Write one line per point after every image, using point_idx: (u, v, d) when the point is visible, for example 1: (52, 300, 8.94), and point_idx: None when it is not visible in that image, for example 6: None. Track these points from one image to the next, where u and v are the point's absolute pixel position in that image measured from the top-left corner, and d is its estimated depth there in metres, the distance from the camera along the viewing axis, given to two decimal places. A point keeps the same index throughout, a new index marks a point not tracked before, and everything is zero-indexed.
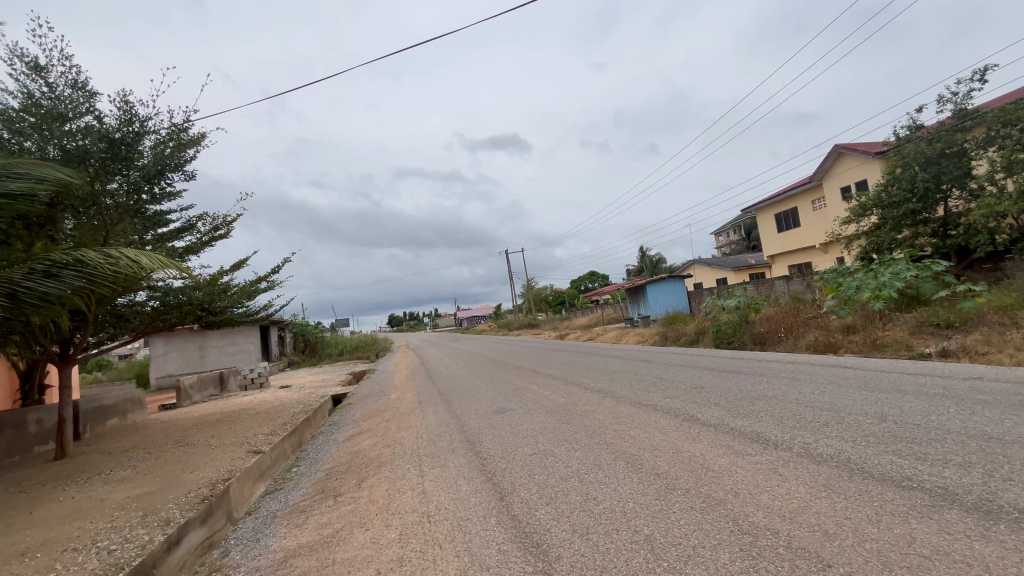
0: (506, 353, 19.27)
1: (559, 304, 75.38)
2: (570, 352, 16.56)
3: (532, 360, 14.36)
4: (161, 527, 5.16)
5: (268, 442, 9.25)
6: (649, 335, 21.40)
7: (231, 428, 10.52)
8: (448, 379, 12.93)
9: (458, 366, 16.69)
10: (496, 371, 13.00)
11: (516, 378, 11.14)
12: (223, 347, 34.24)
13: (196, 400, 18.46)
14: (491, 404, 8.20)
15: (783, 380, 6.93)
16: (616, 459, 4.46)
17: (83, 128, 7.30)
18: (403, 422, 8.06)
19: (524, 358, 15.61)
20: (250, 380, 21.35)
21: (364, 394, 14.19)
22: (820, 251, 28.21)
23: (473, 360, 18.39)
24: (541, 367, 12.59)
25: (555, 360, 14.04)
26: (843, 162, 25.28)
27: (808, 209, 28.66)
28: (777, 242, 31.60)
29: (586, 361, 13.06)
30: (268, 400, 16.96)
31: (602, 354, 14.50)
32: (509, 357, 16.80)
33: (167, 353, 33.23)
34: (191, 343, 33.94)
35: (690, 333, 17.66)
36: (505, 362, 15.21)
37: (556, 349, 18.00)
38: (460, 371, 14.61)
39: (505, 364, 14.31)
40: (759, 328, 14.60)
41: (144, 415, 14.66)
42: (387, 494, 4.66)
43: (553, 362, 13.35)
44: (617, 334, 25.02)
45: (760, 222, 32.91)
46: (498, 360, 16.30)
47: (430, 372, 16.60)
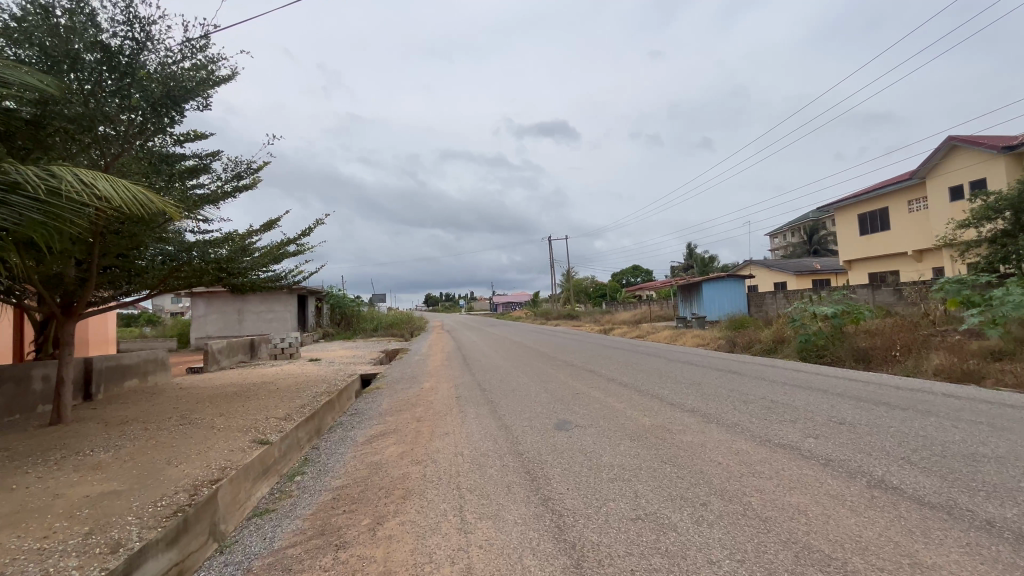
0: (551, 345, 17.50)
1: (600, 297, 72.69)
2: (625, 350, 14.62)
3: (583, 358, 12.53)
4: (102, 560, 3.72)
5: (279, 429, 7.92)
6: (711, 339, 19.04)
7: (244, 406, 9.26)
8: (489, 371, 11.28)
9: (499, 356, 15.07)
10: (544, 367, 11.25)
11: (571, 378, 9.34)
12: (260, 313, 34.15)
13: (223, 366, 17.78)
14: (547, 414, 6.45)
15: (976, 425, 4.85)
16: (804, 567, 2.54)
17: (74, 30, 5.95)
18: (437, 427, 6.42)
19: (574, 354, 13.81)
20: (280, 350, 20.57)
21: (394, 378, 12.80)
22: (912, 258, 25.15)
23: (514, 350, 16.72)
24: (597, 366, 10.75)
25: (611, 358, 12.18)
26: (957, 156, 21.80)
27: (904, 211, 25.16)
28: (858, 245, 28.20)
29: (649, 363, 11.15)
30: (295, 374, 15.90)
31: (665, 357, 12.51)
32: (556, 351, 15.02)
33: (207, 314, 33.88)
34: (230, 307, 34.12)
35: (765, 341, 15.30)
36: (553, 356, 13.45)
37: (607, 347, 16.10)
38: (501, 362, 12.96)
39: (553, 360, 12.55)
40: (862, 343, 12.14)
41: (166, 378, 13.86)
42: (411, 565, 3.00)
43: (609, 362, 11.50)
44: (670, 335, 22.74)
45: (840, 223, 29.45)
46: (543, 353, 14.56)
47: (469, 360, 15.06)
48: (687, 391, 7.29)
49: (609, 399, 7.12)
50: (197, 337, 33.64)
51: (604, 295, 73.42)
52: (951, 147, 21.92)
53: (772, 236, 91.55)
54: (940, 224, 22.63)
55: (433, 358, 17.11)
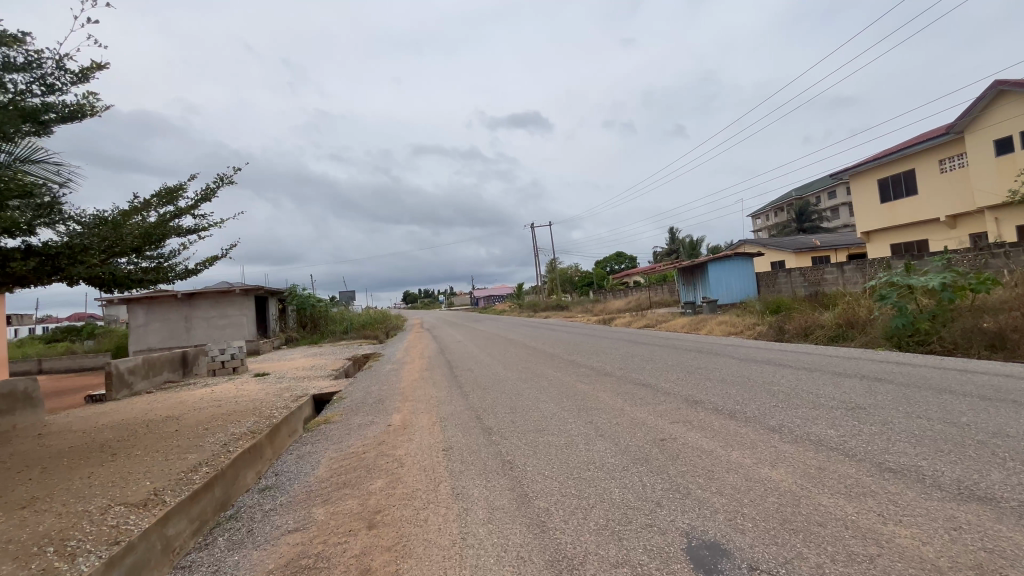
0: (551, 343, 14.21)
1: (586, 285, 69.61)
2: (652, 346, 11.44)
3: (610, 361, 9.21)
4: None
5: (117, 534, 4.30)
6: (744, 327, 15.94)
7: (90, 479, 5.57)
8: (488, 390, 7.81)
9: (494, 362, 11.63)
10: (567, 379, 7.85)
11: (620, 402, 5.92)
12: (211, 320, 29.87)
13: (139, 390, 13.84)
14: (646, 514, 2.99)
15: None
16: None
17: None
18: (406, 559, 2.88)
19: (593, 354, 10.57)
20: (221, 365, 16.65)
21: (356, 403, 9.18)
22: (944, 225, 22.76)
23: (511, 352, 13.32)
24: (642, 376, 7.42)
25: (652, 360, 8.92)
26: (1002, 104, 19.21)
27: (935, 171, 22.60)
28: (878, 214, 25.64)
29: (710, 365, 7.95)
30: (228, 397, 12.07)
31: (714, 353, 9.40)
32: (566, 352, 11.65)
33: (149, 324, 29.57)
34: (176, 313, 29.80)
35: (828, 325, 12.23)
36: (566, 360, 10.13)
37: (625, 342, 12.89)
38: (501, 373, 9.52)
39: (569, 366, 9.22)
40: (986, 322, 9.07)
41: (35, 419, 9.98)
42: None
43: (651, 366, 8.20)
44: (689, 322, 19.60)
45: (855, 190, 26.85)
46: (550, 355, 11.26)
47: (456, 368, 11.54)
48: (874, 432, 3.94)
49: (741, 459, 3.68)
50: (139, 350, 29.30)
51: (591, 283, 70.42)
52: (997, 94, 19.33)
53: (756, 216, 90.23)
54: (984, 181, 20.09)
55: (410, 368, 13.50)
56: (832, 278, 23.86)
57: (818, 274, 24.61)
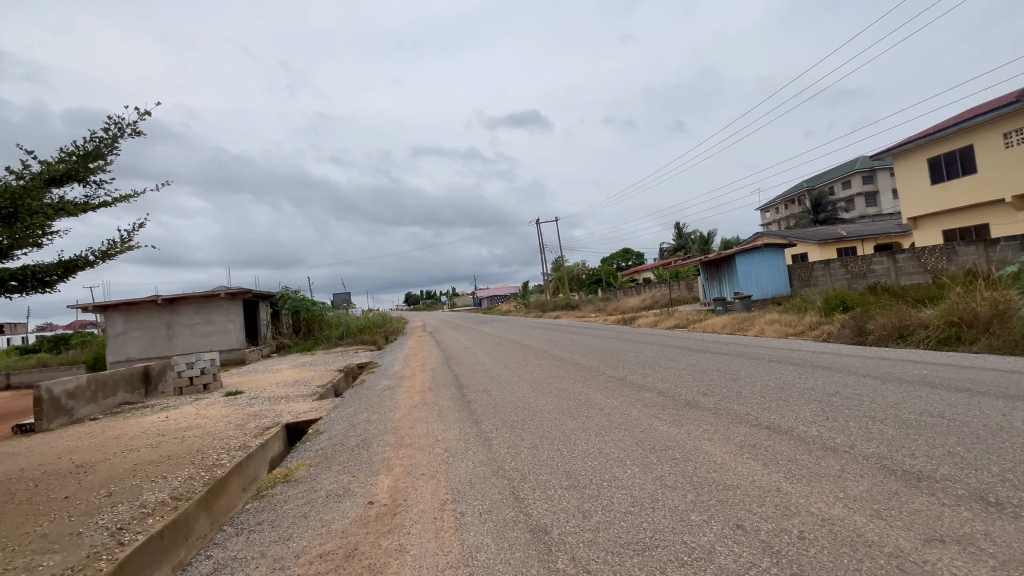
0: (578, 351, 11.73)
1: (594, 283, 67.13)
2: (716, 355, 8.98)
3: (678, 382, 6.73)
4: None
5: None
6: (807, 326, 13.40)
7: None
8: (518, 431, 5.35)
9: (515, 378, 9.18)
10: (634, 414, 5.38)
11: (761, 472, 3.43)
12: (195, 327, 27.50)
13: (82, 416, 11.43)
14: None
15: None
16: None
17: None
18: None
19: (644, 368, 8.11)
20: (188, 383, 14.17)
21: (334, 443, 6.72)
22: (1010, 207, 20.45)
23: (531, 363, 10.84)
24: (749, 410, 4.95)
25: (741, 379, 6.45)
26: None
27: (998, 147, 20.19)
28: (928, 198, 23.18)
29: (838, 388, 5.49)
30: (181, 424, 9.63)
31: (816, 366, 6.94)
32: (604, 364, 9.22)
33: (128, 332, 27.22)
34: (157, 320, 27.43)
35: (932, 324, 9.76)
36: (612, 378, 7.68)
37: (673, 349, 10.41)
38: (528, 398, 7.09)
39: (622, 389, 6.75)
40: None
41: None
42: None
43: (748, 391, 5.73)
44: (730, 322, 17.12)
45: (900, 171, 24.42)
46: (585, 370, 8.82)
47: (468, 386, 9.13)
48: None
49: None
50: (117, 361, 26.95)
51: (598, 280, 67.91)
52: None
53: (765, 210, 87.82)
54: None
55: (411, 383, 11.09)
56: (881, 269, 21.38)
57: (863, 265, 22.19)
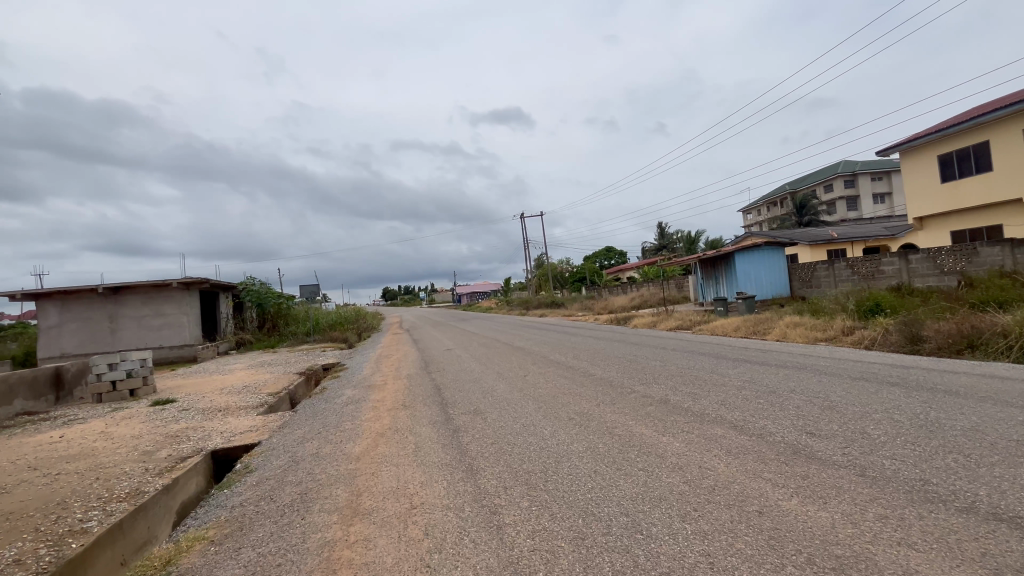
0: (585, 357, 9.76)
1: (578, 280, 65.62)
2: (766, 366, 7.16)
3: (752, 411, 4.83)
4: None
5: None
6: (840, 332, 11.77)
7: None
8: (547, 500, 3.35)
9: (514, 392, 7.17)
10: (725, 471, 3.47)
11: None
12: (142, 320, 24.59)
13: None
14: None
15: None
16: None
17: None
18: None
19: (687, 386, 6.20)
20: (110, 390, 11.66)
21: (261, 494, 4.63)
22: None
23: (530, 371, 8.84)
24: (924, 475, 3.07)
25: (845, 408, 4.61)
26: None
27: (1016, 144, 19.14)
28: (937, 195, 22.19)
29: (1018, 430, 3.69)
30: (73, 448, 7.32)
31: (929, 389, 5.15)
32: (626, 375, 7.32)
33: (64, 325, 24.17)
34: (97, 312, 24.40)
35: (1013, 331, 8.19)
36: (649, 400, 5.76)
37: (703, 357, 8.55)
38: (541, 429, 5.10)
39: (674, 419, 4.83)
40: None
41: None
42: None
43: (880, 433, 3.87)
44: (742, 324, 15.51)
45: (910, 166, 23.26)
46: (604, 385, 6.87)
47: (455, 402, 7.11)
48: None
49: None
50: (50, 357, 23.91)
51: (582, 278, 66.40)
52: None
53: (747, 211, 87.92)
54: None
55: (384, 393, 9.00)
56: (891, 270, 20.20)
57: (871, 265, 20.99)
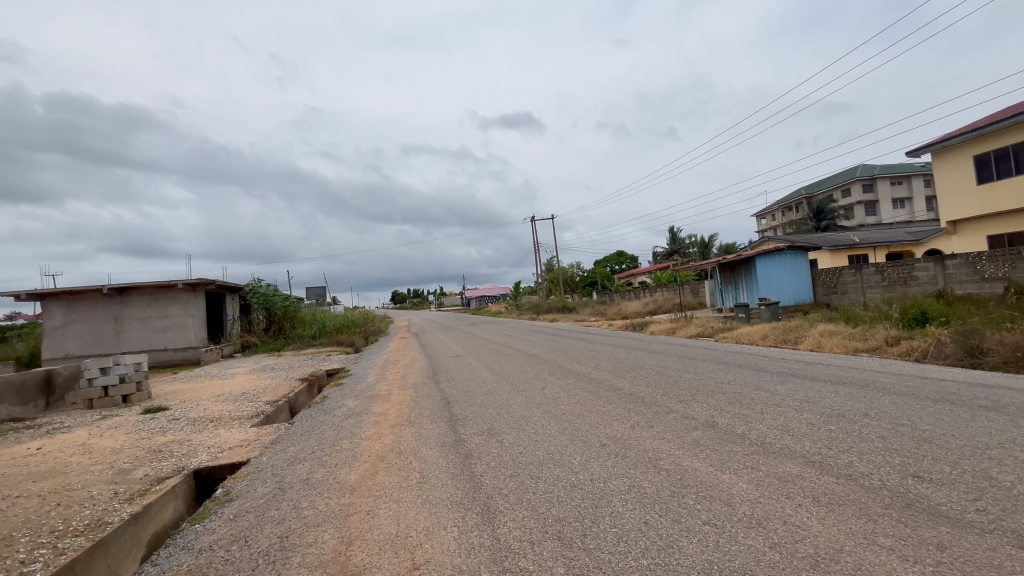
0: (607, 367, 8.94)
1: (588, 285, 64.70)
2: (819, 382, 6.29)
3: (827, 441, 3.99)
4: None
5: None
6: (884, 343, 10.81)
7: None
8: (591, 569, 2.55)
9: (532, 408, 6.37)
10: (824, 531, 2.64)
11: None
12: (147, 321, 24.17)
13: None
14: None
15: None
16: None
17: None
18: None
19: (735, 406, 5.37)
20: (101, 395, 11.05)
21: (237, 532, 3.90)
22: None
23: (548, 383, 8.03)
24: None
25: (944, 440, 3.78)
26: None
27: None
28: (974, 199, 21.04)
29: None
30: (47, 463, 6.66)
31: None
32: (658, 391, 6.49)
33: (69, 325, 23.84)
34: (102, 312, 24.02)
35: None
36: (693, 422, 4.94)
37: (741, 370, 7.69)
38: (569, 458, 4.29)
39: (731, 450, 4.01)
40: None
41: None
42: None
43: (1013, 480, 3.04)
44: (768, 332, 14.61)
45: (943, 169, 22.17)
46: (635, 402, 6.05)
47: (465, 418, 6.35)
48: None
49: None
50: (54, 358, 23.56)
51: (593, 283, 65.46)
52: None
53: (761, 216, 86.44)
54: None
55: (388, 404, 8.29)
56: (925, 276, 19.11)
57: (903, 270, 19.91)
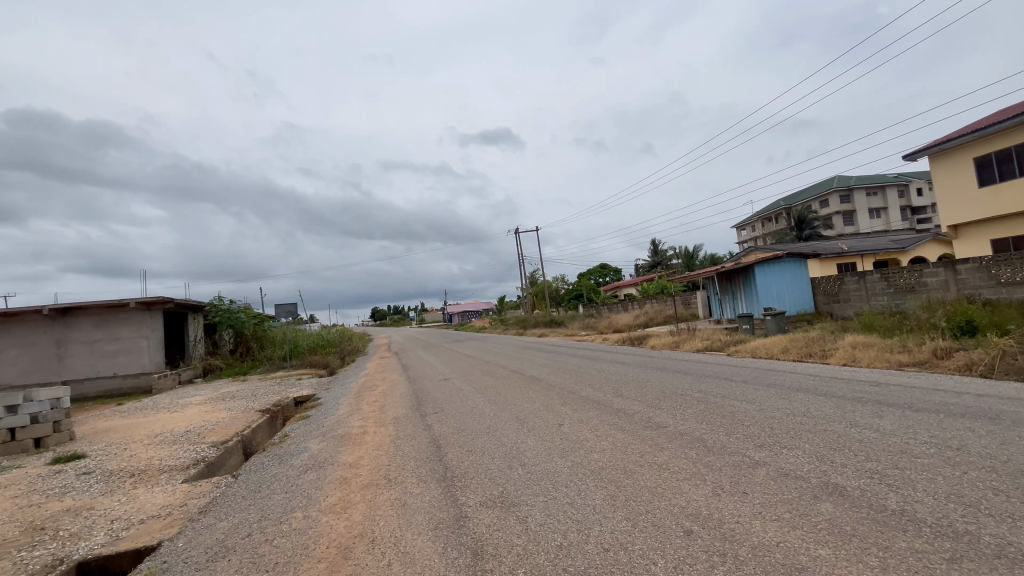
0: (630, 393, 7.32)
1: (574, 298, 63.49)
2: (929, 414, 4.81)
3: None
4: None
5: None
6: (933, 355, 9.56)
7: None
8: None
9: (555, 458, 4.72)
10: None
11: None
12: (94, 345, 21.68)
13: None
14: None
15: None
16: None
17: None
18: None
19: (849, 456, 3.82)
20: (5, 440, 8.92)
21: None
22: None
23: (564, 416, 6.37)
24: None
25: None
26: None
27: None
28: (978, 202, 20.40)
29: None
30: None
31: None
32: (719, 431, 4.91)
33: (3, 352, 21.17)
34: (42, 336, 21.45)
35: None
36: (809, 487, 3.37)
37: (803, 395, 6.19)
38: (649, 566, 2.65)
39: (920, 555, 2.43)
40: None
41: None
42: None
43: None
44: (786, 344, 13.30)
45: (942, 172, 21.59)
46: (698, 449, 4.44)
47: (466, 473, 4.65)
48: None
49: None
50: None
51: (578, 296, 64.27)
52: None
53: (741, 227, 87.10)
54: None
55: (363, 445, 6.54)
56: (935, 282, 18.21)
57: (910, 276, 19.00)
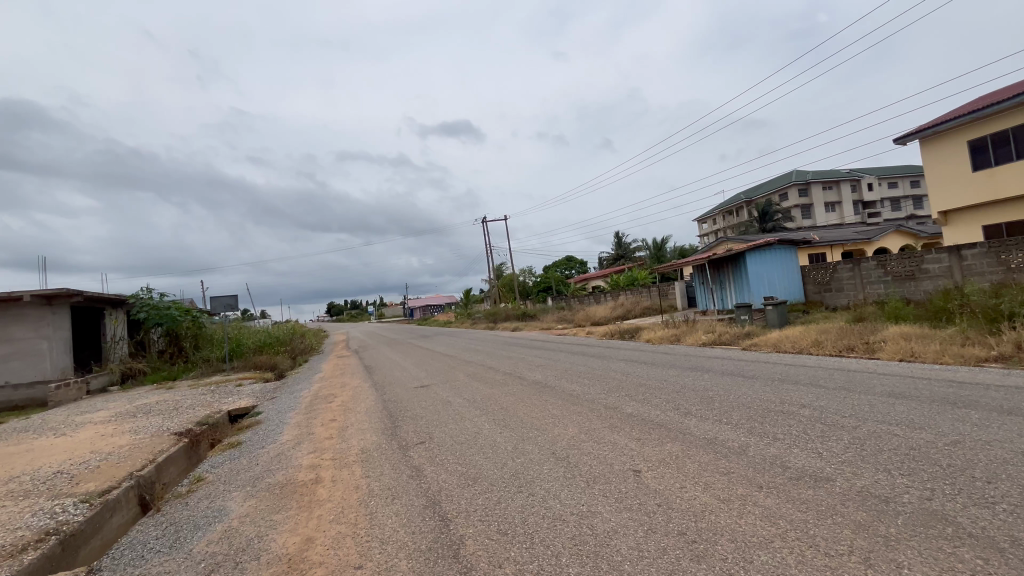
0: (704, 412, 5.17)
1: (543, 290, 61.68)
2: None
3: None
4: None
5: None
6: (1016, 349, 8.03)
7: None
8: None
9: (691, 568, 2.47)
10: None
11: None
12: None
13: None
14: None
15: None
16: None
17: None
18: None
19: None
20: None
21: None
22: None
23: (634, 458, 4.13)
24: None
25: None
26: None
27: None
28: (971, 188, 19.80)
29: None
30: None
31: None
32: (955, 495, 2.82)
33: None
34: None
35: None
36: None
37: (976, 414, 4.24)
38: None
39: None
40: None
41: None
42: None
43: None
44: (813, 335, 11.66)
45: (933, 157, 20.88)
46: (976, 549, 2.31)
47: None
48: None
49: None
50: None
51: (547, 288, 62.55)
52: None
53: (704, 220, 87.99)
54: None
55: (316, 509, 4.08)
56: (938, 269, 17.25)
57: (910, 263, 17.97)
